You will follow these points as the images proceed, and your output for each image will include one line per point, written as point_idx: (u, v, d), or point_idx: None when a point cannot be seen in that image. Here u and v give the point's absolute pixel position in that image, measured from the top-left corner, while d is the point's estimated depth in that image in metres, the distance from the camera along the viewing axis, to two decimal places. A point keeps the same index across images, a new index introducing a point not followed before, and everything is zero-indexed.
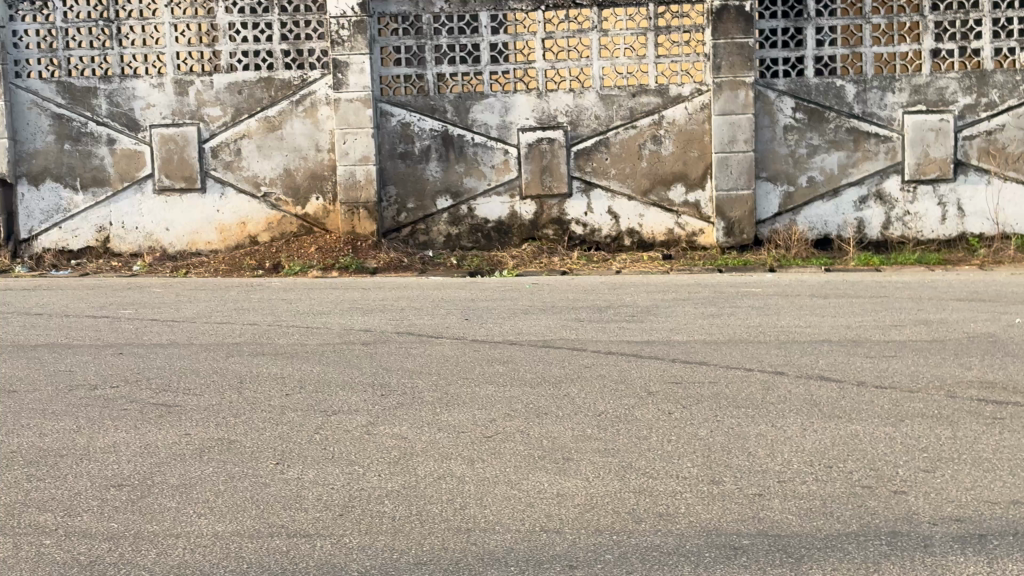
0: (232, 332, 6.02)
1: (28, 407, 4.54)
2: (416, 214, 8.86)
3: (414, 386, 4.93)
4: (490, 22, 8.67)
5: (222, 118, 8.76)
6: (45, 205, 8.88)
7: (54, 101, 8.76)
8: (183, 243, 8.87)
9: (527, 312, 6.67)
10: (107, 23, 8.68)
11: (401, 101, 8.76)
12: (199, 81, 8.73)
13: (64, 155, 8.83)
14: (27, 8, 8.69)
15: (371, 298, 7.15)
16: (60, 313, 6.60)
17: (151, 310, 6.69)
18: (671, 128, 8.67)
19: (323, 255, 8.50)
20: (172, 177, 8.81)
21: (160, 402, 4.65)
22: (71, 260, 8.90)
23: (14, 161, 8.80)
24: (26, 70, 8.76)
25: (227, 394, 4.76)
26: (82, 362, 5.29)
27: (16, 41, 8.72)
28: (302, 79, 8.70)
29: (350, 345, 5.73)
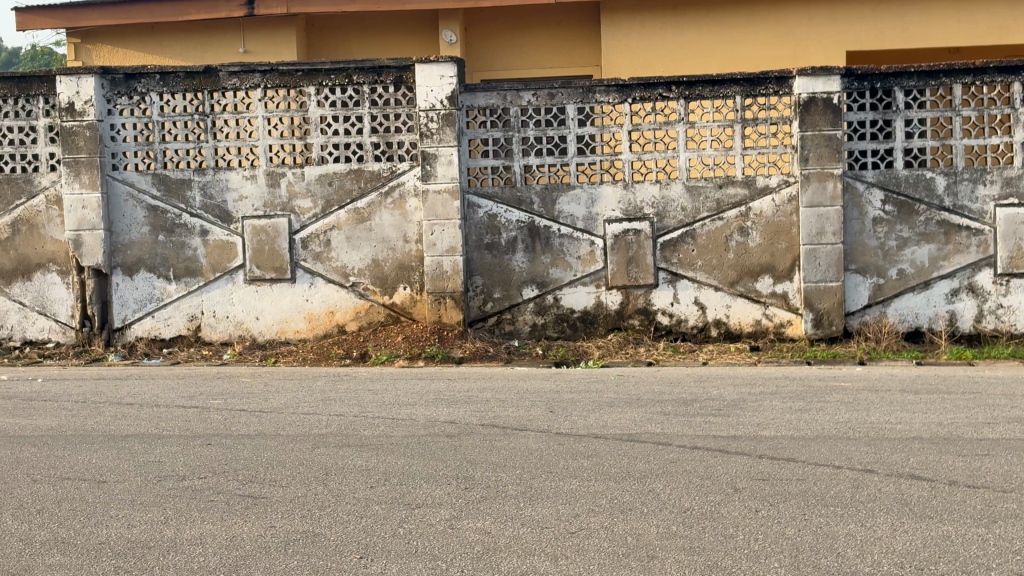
0: (318, 423, 6.05)
1: (117, 498, 4.59)
2: (502, 303, 8.89)
3: (498, 480, 4.92)
4: (577, 115, 8.70)
5: (313, 210, 8.88)
6: (139, 294, 9.04)
7: (149, 193, 8.96)
8: (272, 332, 8.98)
9: (613, 405, 6.63)
10: (202, 117, 8.86)
11: (488, 192, 8.82)
12: (291, 173, 8.87)
13: (158, 245, 9.01)
14: (125, 102, 8.90)
15: (457, 389, 7.15)
16: (151, 403, 6.68)
17: (240, 400, 6.75)
18: (758, 220, 8.65)
19: (409, 344, 8.56)
20: (263, 267, 8.94)
21: (246, 493, 4.68)
22: (163, 348, 9.05)
23: (109, 251, 9.00)
24: (122, 162, 8.97)
25: (313, 487, 4.78)
26: (171, 453, 5.34)
27: (114, 134, 8.94)
28: (390, 171, 8.79)
29: (436, 437, 5.74)
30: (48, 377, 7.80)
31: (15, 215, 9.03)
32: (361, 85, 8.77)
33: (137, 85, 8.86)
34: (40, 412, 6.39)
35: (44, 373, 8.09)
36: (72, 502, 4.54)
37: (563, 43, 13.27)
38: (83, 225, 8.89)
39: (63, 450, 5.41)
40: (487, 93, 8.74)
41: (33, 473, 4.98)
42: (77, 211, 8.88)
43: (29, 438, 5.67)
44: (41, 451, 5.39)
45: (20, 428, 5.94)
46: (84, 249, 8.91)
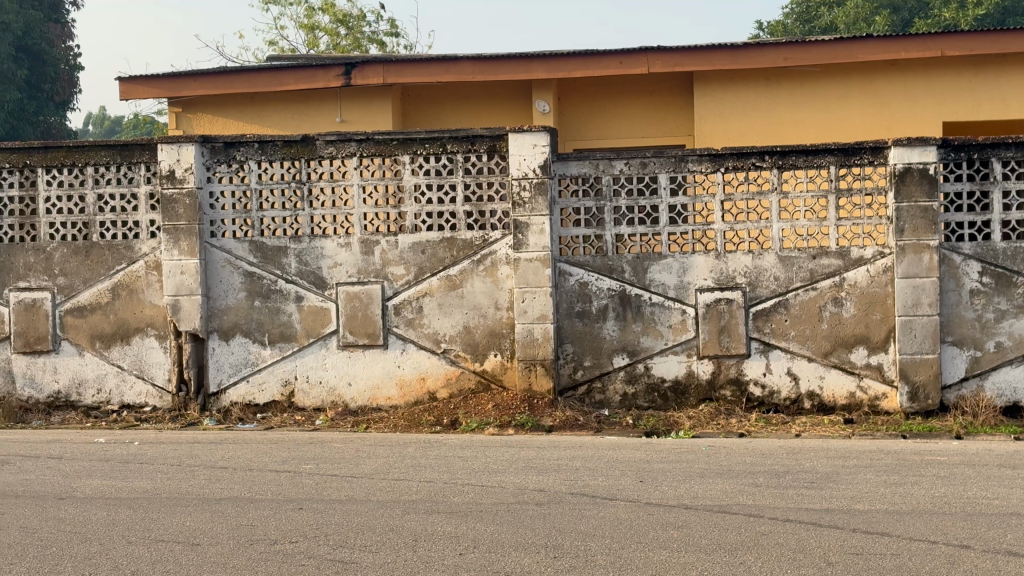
0: (409, 489, 6.07)
1: (210, 561, 4.64)
2: (592, 371, 8.87)
3: (587, 549, 4.90)
4: (669, 184, 8.72)
5: (406, 276, 8.97)
6: (234, 358, 9.17)
7: (246, 260, 9.11)
8: (364, 398, 9.05)
9: (704, 475, 6.59)
10: (299, 185, 9.02)
11: (580, 260, 8.84)
12: (385, 241, 8.98)
13: (254, 310, 9.14)
14: (224, 170, 9.09)
15: (547, 457, 7.15)
16: (245, 467, 6.75)
17: (333, 465, 6.80)
18: (853, 291, 8.57)
19: (499, 412, 8.58)
20: (355, 333, 9.02)
21: (337, 558, 4.71)
22: (257, 413, 9.15)
23: (206, 317, 9.14)
24: (220, 229, 9.14)
25: (403, 552, 4.80)
26: (264, 517, 5.40)
27: (212, 201, 9.13)
28: (483, 239, 8.87)
29: (525, 505, 5.73)
30: (143, 441, 7.92)
31: (115, 280, 9.22)
32: (455, 154, 8.89)
33: (236, 154, 9.05)
34: (137, 475, 6.50)
35: (140, 436, 8.21)
36: (166, 564, 4.60)
37: (656, 113, 13.31)
38: (181, 290, 9.05)
39: (157, 512, 5.49)
40: (580, 162, 8.79)
41: (128, 535, 5.06)
42: (176, 277, 9.04)
43: (124, 500, 5.76)
44: (136, 513, 5.48)
45: (117, 490, 6.04)
46: (182, 314, 9.06)
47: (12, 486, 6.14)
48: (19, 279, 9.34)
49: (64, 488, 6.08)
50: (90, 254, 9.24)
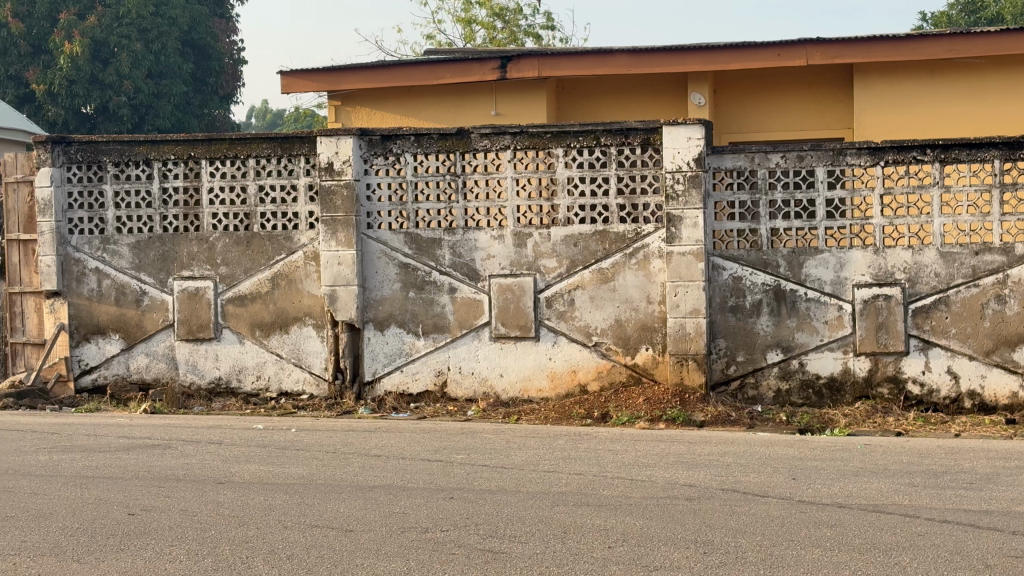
0: (560, 481, 6.10)
1: (363, 547, 4.73)
2: (745, 367, 8.79)
3: (738, 545, 4.86)
4: (827, 177, 8.59)
5: (558, 269, 9.00)
6: (389, 348, 9.31)
7: (402, 252, 9.24)
8: (516, 389, 9.10)
9: (859, 474, 6.48)
10: (454, 177, 9.11)
11: (734, 255, 8.77)
12: (538, 233, 9.01)
13: (408, 301, 9.27)
14: (381, 162, 9.23)
15: (698, 452, 7.11)
16: (398, 455, 6.86)
17: (483, 456, 6.85)
18: (1017, 287, 8.34)
19: (651, 406, 8.54)
20: (508, 325, 9.07)
21: (487, 547, 4.76)
22: (411, 403, 9.27)
23: (362, 307, 9.31)
24: (377, 221, 9.28)
25: (554, 544, 4.82)
26: (415, 505, 5.47)
27: (369, 193, 9.27)
28: (636, 232, 8.84)
29: (676, 501, 5.70)
30: (300, 428, 8.09)
31: (275, 270, 9.43)
32: (609, 147, 8.88)
33: (393, 147, 9.18)
34: (294, 461, 6.64)
35: (296, 424, 8.38)
36: (320, 549, 4.70)
37: (814, 106, 13.10)
38: (338, 280, 9.22)
39: (313, 498, 5.60)
40: (735, 156, 8.72)
41: (285, 520, 5.17)
42: (333, 267, 9.21)
43: (280, 486, 5.89)
44: (291, 498, 5.60)
45: (274, 475, 6.18)
46: (339, 303, 9.24)
47: (173, 470, 6.31)
48: (183, 268, 9.60)
49: (223, 472, 6.25)
50: (251, 244, 9.47)
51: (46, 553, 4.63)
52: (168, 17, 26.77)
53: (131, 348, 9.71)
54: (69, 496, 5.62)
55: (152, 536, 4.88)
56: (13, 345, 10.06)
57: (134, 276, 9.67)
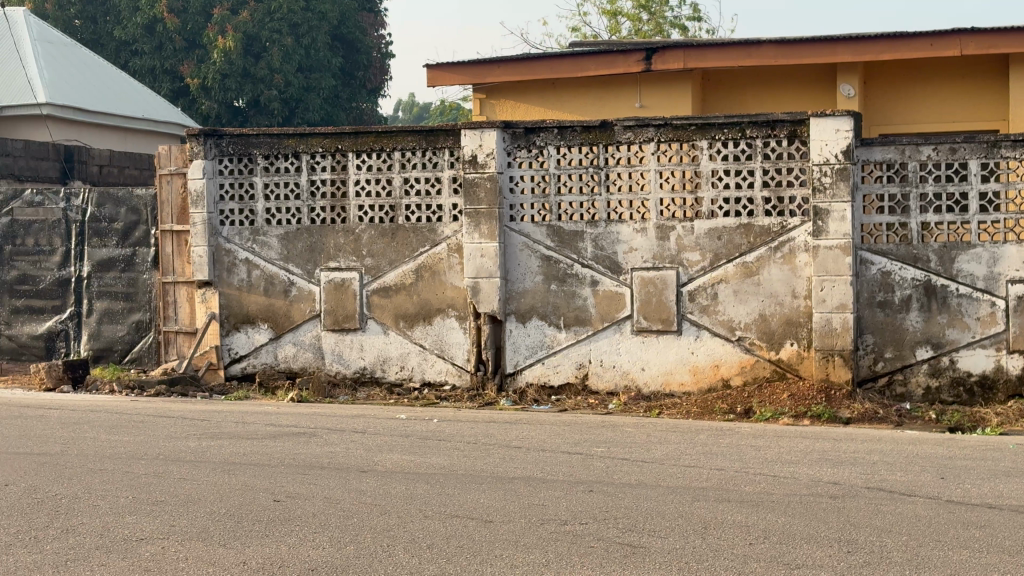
0: (700, 476, 6.05)
1: (502, 538, 4.75)
2: (894, 363, 8.61)
3: (882, 545, 4.76)
4: (980, 170, 8.37)
5: (701, 263, 8.92)
6: (531, 340, 9.34)
7: (544, 244, 9.25)
8: (657, 383, 9.05)
9: (1009, 474, 6.31)
10: (597, 170, 9.11)
11: (882, 249, 8.59)
12: (681, 226, 8.95)
13: (550, 294, 9.28)
14: (524, 155, 9.27)
15: (843, 450, 6.99)
16: (539, 447, 6.87)
17: (623, 449, 6.83)
18: None
19: (795, 402, 8.42)
20: (650, 318, 9.03)
21: (626, 541, 4.74)
22: (552, 395, 9.30)
23: (504, 299, 9.35)
24: (519, 213, 9.32)
25: (694, 539, 4.79)
26: (555, 497, 5.48)
27: (512, 186, 9.31)
28: (781, 226, 8.72)
29: (819, 498, 5.61)
30: (442, 418, 8.16)
31: (419, 261, 9.53)
32: (754, 140, 8.77)
33: (536, 139, 9.21)
34: (437, 451, 6.70)
35: (438, 414, 8.46)
36: (460, 539, 4.73)
37: (969, 98, 12.77)
38: (481, 273, 9.27)
39: (454, 488, 5.65)
40: (885, 148, 8.54)
41: (426, 509, 5.22)
42: (476, 260, 9.27)
43: (422, 475, 5.95)
44: (433, 488, 5.65)
45: (415, 465, 6.25)
46: (481, 295, 9.29)
47: (318, 458, 6.42)
48: (330, 259, 9.75)
49: (367, 461, 6.34)
50: (396, 236, 9.58)
51: (193, 537, 4.75)
52: (317, 11, 27.17)
53: (279, 338, 9.90)
54: (217, 481, 5.76)
55: (296, 522, 4.97)
56: (166, 333, 10.35)
57: (282, 266, 9.86)
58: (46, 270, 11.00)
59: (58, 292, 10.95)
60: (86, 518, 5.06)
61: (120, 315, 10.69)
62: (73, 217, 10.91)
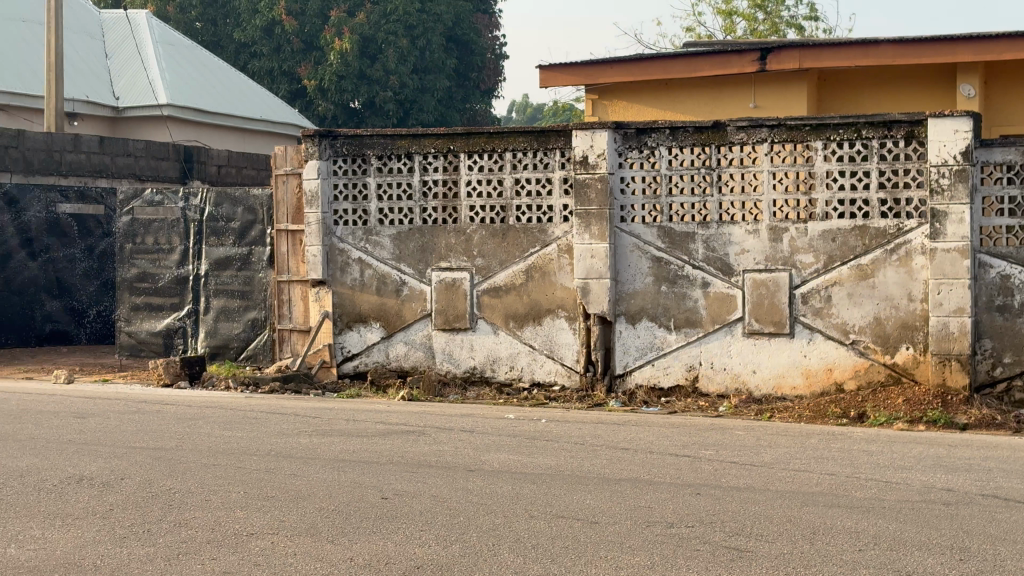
0: (810, 481, 5.98)
1: (608, 540, 4.74)
2: (1013, 368, 8.38)
3: (996, 553, 4.67)
4: None
5: (815, 265, 8.81)
6: (640, 342, 9.31)
7: (655, 245, 9.22)
8: (769, 386, 8.96)
9: None
10: (709, 170, 9.05)
11: (1002, 252, 8.35)
12: (794, 228, 8.85)
13: (660, 296, 9.24)
14: (636, 156, 9.25)
15: (957, 456, 6.86)
16: (646, 449, 6.84)
17: (731, 453, 6.78)
18: None
19: (910, 407, 8.28)
20: (762, 321, 8.94)
21: (732, 545, 4.70)
22: (662, 397, 9.25)
23: (614, 300, 9.33)
24: (630, 214, 9.30)
25: (801, 544, 4.74)
26: (662, 500, 5.45)
27: (623, 186, 9.29)
28: (897, 228, 8.59)
29: (931, 504, 5.52)
30: (550, 418, 8.17)
31: (529, 262, 9.56)
32: (870, 140, 8.64)
33: (648, 140, 9.19)
34: (545, 451, 6.71)
35: (547, 414, 8.47)
36: (565, 540, 4.73)
37: None
38: (591, 273, 9.27)
39: (560, 489, 5.66)
40: (1005, 149, 8.34)
41: (531, 509, 5.23)
42: (586, 260, 9.27)
43: (529, 475, 5.96)
44: (539, 488, 5.66)
45: (523, 465, 6.26)
46: (591, 296, 9.29)
47: (426, 456, 6.48)
48: (441, 259, 9.82)
49: (474, 460, 6.37)
50: (507, 236, 9.61)
51: (303, 533, 4.81)
52: (432, 13, 27.32)
53: (391, 336, 9.99)
54: (327, 478, 5.84)
55: (402, 520, 5.02)
56: (281, 331, 10.49)
57: (394, 266, 9.95)
58: (165, 268, 11.26)
59: (176, 290, 11.18)
60: (198, 512, 5.16)
61: (236, 313, 10.88)
62: (192, 216, 11.14)
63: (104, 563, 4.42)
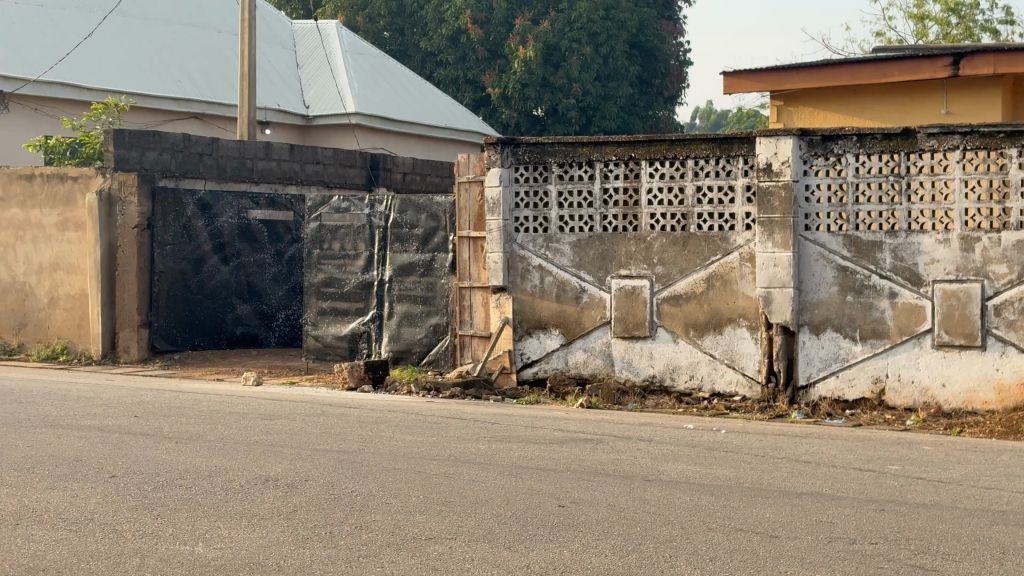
0: (999, 499, 5.78)
1: (788, 554, 4.65)
2: None
3: None
4: None
5: (1008, 275, 8.52)
6: (825, 352, 9.12)
7: (840, 254, 9.03)
8: (959, 400, 8.69)
9: None
10: (897, 178, 8.84)
11: None
12: (987, 238, 8.56)
13: (846, 305, 9.04)
14: (821, 163, 9.09)
15: None
16: (828, 463, 6.71)
17: (918, 468, 6.60)
18: None
19: None
20: (952, 333, 8.67)
21: (918, 563, 4.57)
22: (846, 409, 9.04)
23: (798, 309, 9.17)
24: (815, 223, 9.12)
25: (990, 564, 4.58)
26: (845, 515, 5.33)
27: (808, 195, 9.13)
28: None
29: None
30: (729, 429, 8.07)
31: (710, 270, 9.45)
32: None
33: (834, 147, 9.03)
34: (724, 462, 6.62)
35: (728, 425, 8.36)
36: (744, 553, 4.66)
37: None
38: (773, 282, 9.11)
39: (739, 501, 5.57)
40: None
41: (710, 521, 5.16)
42: (769, 269, 9.12)
43: (708, 486, 5.89)
44: (718, 500, 5.59)
45: (702, 475, 6.19)
46: (773, 306, 9.13)
47: (605, 465, 6.45)
48: (621, 267, 9.78)
49: (653, 470, 6.33)
50: (688, 244, 9.53)
51: (480, 539, 4.84)
52: (616, 20, 27.34)
53: (570, 343, 10.00)
54: (505, 484, 5.86)
55: (579, 529, 5.00)
56: (462, 337, 10.59)
57: (574, 273, 9.96)
58: (351, 274, 11.46)
59: (361, 295, 11.37)
60: (379, 515, 5.23)
61: (418, 318, 11.03)
62: (377, 223, 11.35)
63: (287, 564, 4.51)
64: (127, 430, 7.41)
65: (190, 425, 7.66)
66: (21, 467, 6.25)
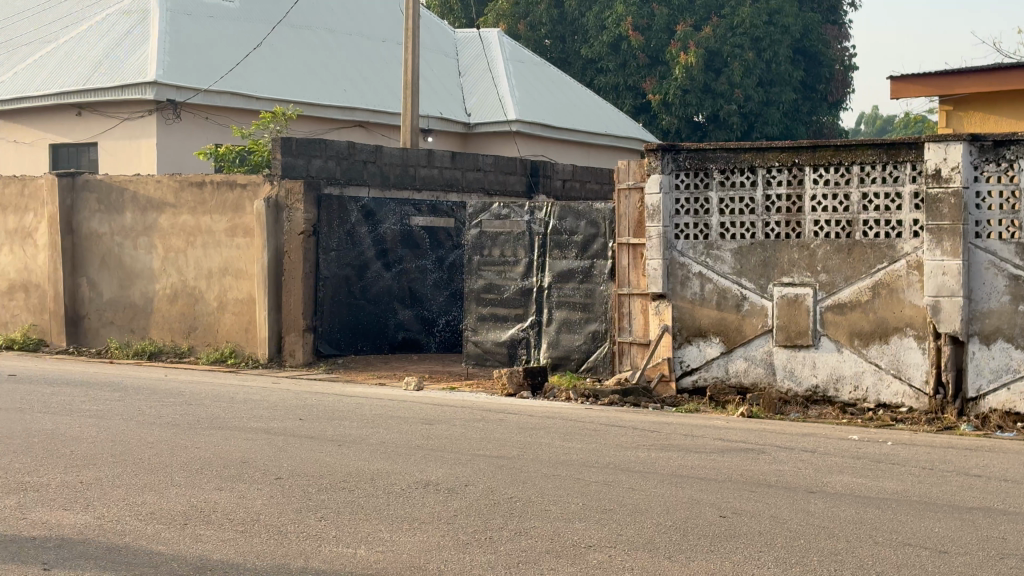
0: None
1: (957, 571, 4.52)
2: None
3: None
4: None
5: None
6: (995, 363, 8.79)
7: (1012, 262, 8.72)
8: None
9: None
10: None
11: None
12: None
13: (1017, 314, 8.72)
14: (993, 169, 8.81)
15: None
16: (999, 476, 6.51)
17: None
18: None
19: None
20: None
21: None
22: (1018, 423, 8.70)
23: (967, 319, 8.89)
24: (986, 230, 8.85)
25: None
26: (1018, 531, 5.16)
27: (979, 201, 8.88)
28: None
29: None
30: (895, 441, 7.87)
31: (876, 278, 9.26)
32: None
33: (1006, 152, 8.73)
34: (889, 474, 6.48)
35: (893, 437, 8.17)
36: (910, 569, 4.54)
37: None
38: (942, 291, 8.89)
39: (906, 515, 5.43)
40: None
41: (875, 535, 5.05)
42: (937, 277, 8.91)
43: (873, 499, 5.76)
44: (884, 513, 5.46)
45: (868, 488, 6.06)
46: (942, 315, 8.91)
47: (767, 476, 6.36)
48: (783, 274, 9.65)
49: (816, 481, 6.21)
50: (852, 251, 9.36)
51: (640, 548, 4.81)
52: (780, 25, 27.02)
53: (731, 352, 9.89)
54: (665, 493, 5.81)
55: (740, 540, 4.93)
56: (621, 344, 10.58)
57: (735, 280, 9.86)
58: (511, 280, 11.51)
59: (521, 301, 11.42)
60: (539, 521, 5.24)
61: (577, 325, 11.03)
62: (536, 230, 11.37)
63: (448, 569, 4.54)
64: (291, 432, 7.56)
65: (353, 428, 7.78)
66: (190, 467, 6.42)
